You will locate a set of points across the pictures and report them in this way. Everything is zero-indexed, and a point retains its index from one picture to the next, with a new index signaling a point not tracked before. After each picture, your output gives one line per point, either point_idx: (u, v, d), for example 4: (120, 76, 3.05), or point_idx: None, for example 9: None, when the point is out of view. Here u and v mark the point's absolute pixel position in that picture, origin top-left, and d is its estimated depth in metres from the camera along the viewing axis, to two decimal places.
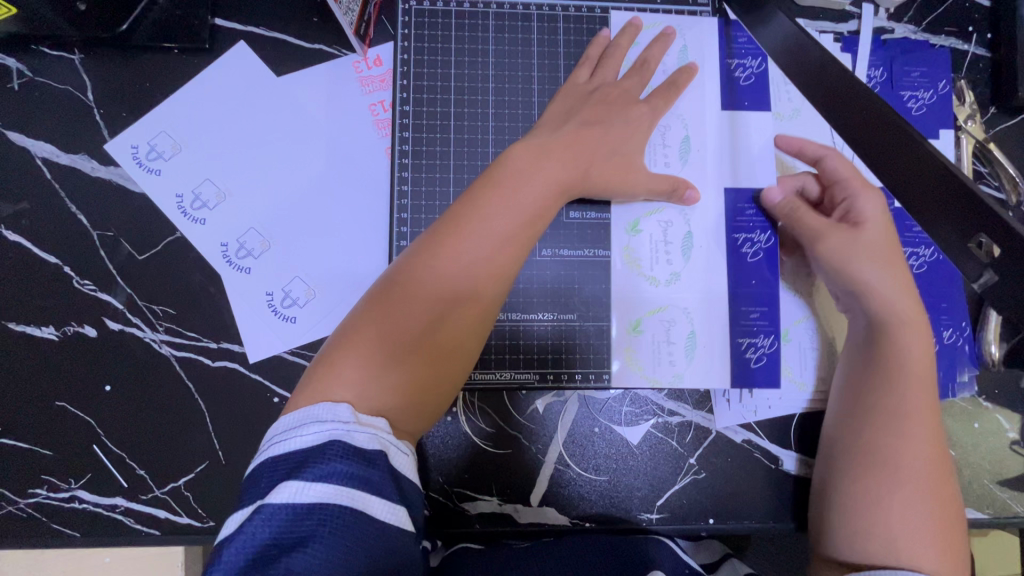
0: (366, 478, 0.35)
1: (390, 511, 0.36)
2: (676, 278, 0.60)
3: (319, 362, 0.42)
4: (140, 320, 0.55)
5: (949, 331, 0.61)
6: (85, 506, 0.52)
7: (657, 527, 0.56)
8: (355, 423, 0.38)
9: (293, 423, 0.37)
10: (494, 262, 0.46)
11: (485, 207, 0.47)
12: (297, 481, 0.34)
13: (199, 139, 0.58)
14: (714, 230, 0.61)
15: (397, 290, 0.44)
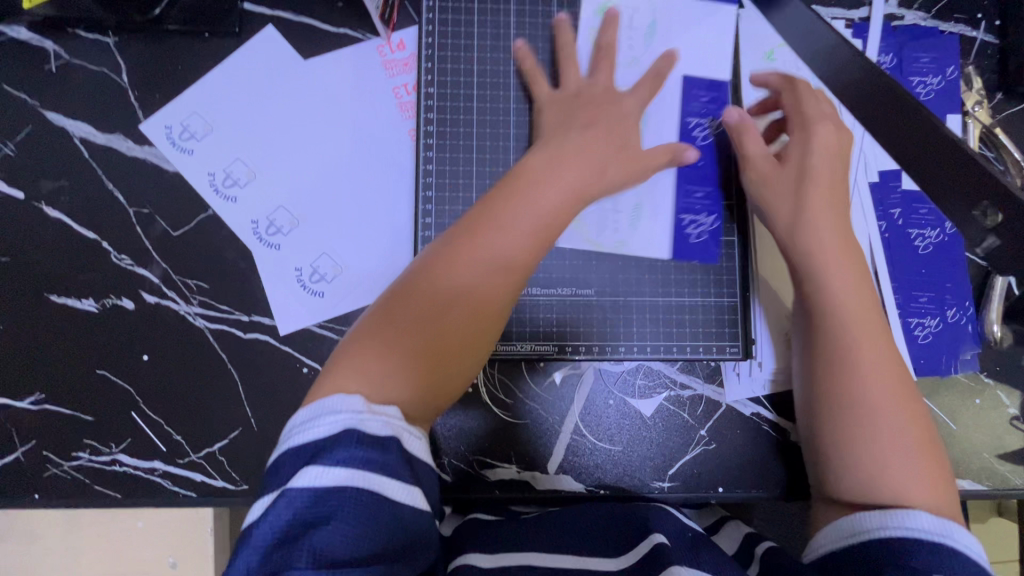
0: (381, 461, 0.38)
1: (404, 492, 0.38)
2: (620, 245, 0.61)
3: (344, 354, 0.45)
4: (175, 293, 0.57)
5: (953, 310, 0.62)
6: (125, 468, 0.55)
7: (668, 495, 0.59)
8: (368, 412, 0.40)
9: (308, 417, 0.40)
10: (512, 264, 0.49)
11: (506, 213, 0.50)
12: (316, 466, 0.37)
13: (229, 120, 0.60)
14: (661, 203, 0.62)
15: (413, 292, 0.47)
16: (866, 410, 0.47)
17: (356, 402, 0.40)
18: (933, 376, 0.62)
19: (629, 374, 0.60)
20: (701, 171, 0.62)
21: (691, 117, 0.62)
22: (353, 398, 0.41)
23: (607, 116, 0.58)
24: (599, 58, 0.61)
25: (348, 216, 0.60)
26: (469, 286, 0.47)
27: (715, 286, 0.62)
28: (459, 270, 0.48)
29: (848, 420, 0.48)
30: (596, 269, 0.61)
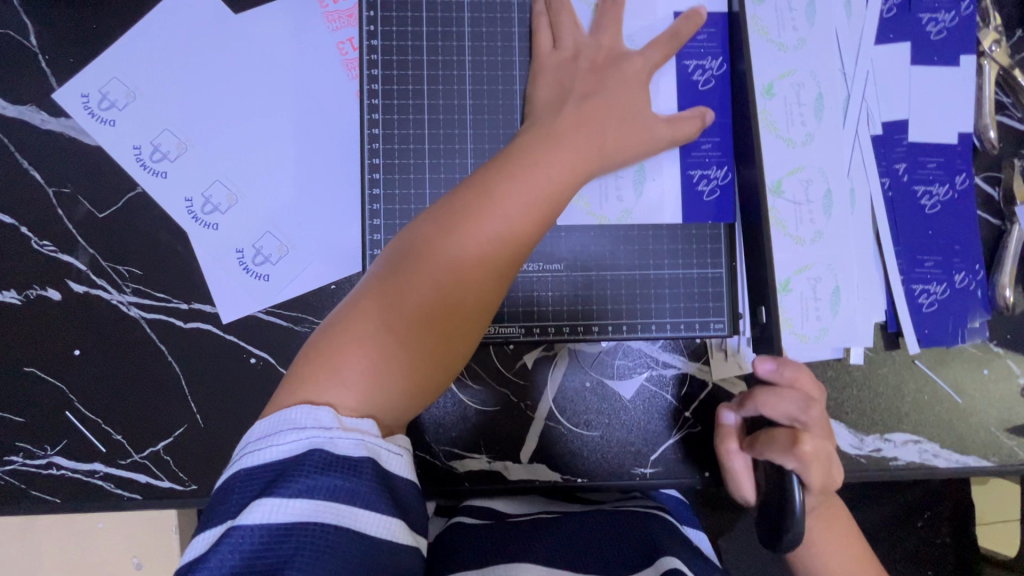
0: (349, 489, 0.36)
1: (378, 522, 0.36)
2: (628, 214, 0.55)
3: (320, 345, 0.41)
4: (106, 281, 0.52)
5: (961, 274, 0.57)
6: (63, 472, 0.51)
7: (651, 481, 0.55)
8: (338, 428, 0.37)
9: (267, 432, 0.37)
10: (502, 243, 0.43)
11: (499, 188, 0.43)
12: (275, 497, 0.35)
13: (154, 86, 0.53)
14: (668, 158, 0.55)
15: (399, 278, 0.41)
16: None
17: (324, 417, 0.37)
18: (936, 347, 0.57)
19: (607, 355, 0.56)
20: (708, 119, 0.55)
21: (689, 60, 0.55)
22: (319, 409, 0.38)
23: (608, 83, 0.50)
24: (604, 17, 0.53)
25: (291, 191, 0.54)
26: (461, 278, 0.42)
27: (698, 256, 0.56)
28: (450, 259, 0.42)
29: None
30: (567, 240, 0.55)
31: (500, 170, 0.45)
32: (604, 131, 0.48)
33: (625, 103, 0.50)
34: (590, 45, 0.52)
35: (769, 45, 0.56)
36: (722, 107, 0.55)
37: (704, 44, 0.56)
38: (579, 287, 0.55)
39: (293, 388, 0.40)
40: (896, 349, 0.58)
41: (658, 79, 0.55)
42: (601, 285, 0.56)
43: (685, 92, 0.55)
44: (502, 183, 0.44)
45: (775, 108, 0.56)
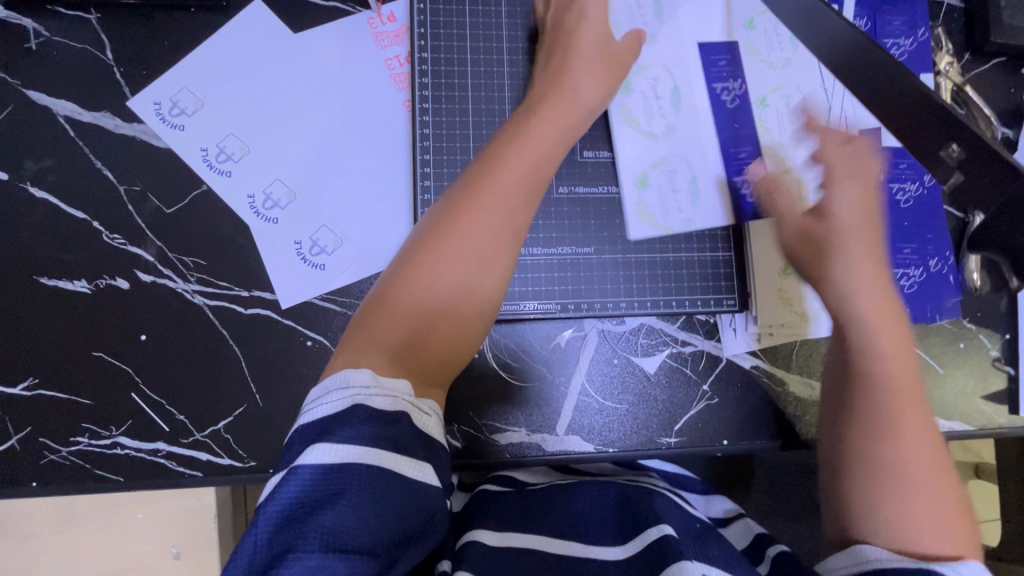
0: (389, 438, 0.40)
1: (414, 467, 0.40)
2: (688, 222, 0.63)
3: (356, 323, 0.47)
4: (171, 271, 0.56)
5: (934, 260, 0.65)
6: (127, 451, 0.54)
7: (676, 449, 0.60)
8: (376, 386, 0.42)
9: (319, 394, 0.42)
10: (489, 243, 0.48)
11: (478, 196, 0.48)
12: (325, 443, 0.39)
13: (220, 95, 0.59)
14: (710, 167, 0.64)
15: (412, 257, 0.47)
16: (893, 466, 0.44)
17: (363, 377, 0.42)
18: (918, 325, 0.65)
19: (632, 334, 0.61)
20: (737, 134, 0.64)
21: (716, 84, 0.65)
22: (359, 371, 0.43)
23: (573, 61, 0.57)
24: None
25: (346, 187, 0.59)
26: (465, 254, 0.47)
27: (710, 242, 0.63)
28: (451, 236, 0.47)
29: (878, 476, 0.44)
30: (594, 228, 0.62)
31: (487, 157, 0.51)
32: (574, 110, 0.55)
33: (597, 73, 0.57)
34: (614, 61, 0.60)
35: (761, 63, 0.65)
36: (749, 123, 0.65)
37: (724, 68, 0.65)
38: (607, 270, 0.62)
39: (343, 354, 0.45)
40: None
41: (695, 103, 0.65)
42: (627, 268, 0.62)
43: (715, 112, 0.64)
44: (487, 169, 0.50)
45: (770, 115, 0.65)
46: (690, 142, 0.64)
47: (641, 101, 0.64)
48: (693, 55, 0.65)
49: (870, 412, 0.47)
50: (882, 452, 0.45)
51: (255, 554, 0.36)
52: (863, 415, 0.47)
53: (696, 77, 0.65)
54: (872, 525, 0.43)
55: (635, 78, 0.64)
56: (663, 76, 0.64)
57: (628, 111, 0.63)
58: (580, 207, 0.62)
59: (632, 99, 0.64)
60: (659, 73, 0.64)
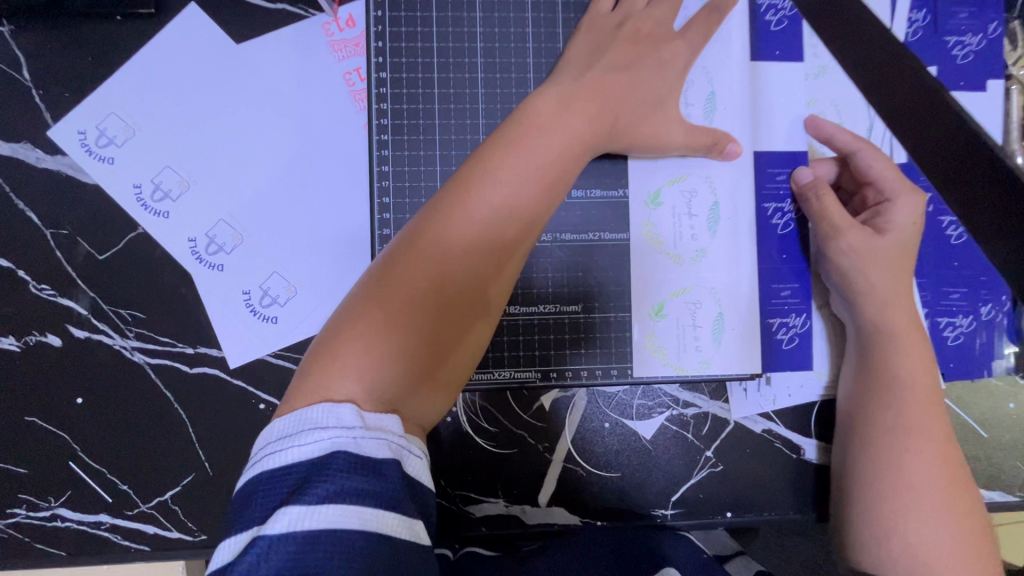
0: (379, 493, 0.32)
1: (404, 527, 0.33)
2: (706, 365, 0.53)
3: (359, 301, 0.40)
4: (107, 326, 0.50)
5: (987, 307, 0.56)
6: (67, 523, 0.50)
7: (673, 523, 0.54)
8: (360, 428, 0.34)
9: (285, 434, 0.34)
10: (528, 191, 0.43)
11: (519, 141, 0.44)
12: (298, 505, 0.31)
13: (154, 120, 0.51)
14: (748, 306, 0.53)
15: (436, 214, 0.42)
16: (908, 488, 0.45)
17: (347, 416, 0.34)
18: (962, 381, 0.56)
19: (625, 395, 0.54)
20: (786, 266, 0.54)
21: (768, 202, 0.54)
22: (341, 407, 0.35)
23: (647, 62, 0.50)
24: None
25: (300, 231, 0.52)
26: (498, 203, 0.42)
27: (720, 290, 0.53)
28: (458, 220, 0.42)
29: (886, 493, 0.46)
30: (584, 280, 0.53)
31: (501, 140, 0.44)
32: (620, 99, 0.48)
33: (653, 89, 0.50)
34: (622, 58, 0.49)
35: (790, 75, 0.54)
36: (801, 252, 0.54)
37: (784, 184, 0.54)
38: (596, 332, 0.53)
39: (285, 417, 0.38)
40: None
41: (738, 226, 0.53)
42: (621, 328, 0.53)
43: (762, 235, 0.54)
44: (503, 151, 0.44)
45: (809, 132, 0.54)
46: (726, 271, 0.53)
47: (669, 219, 0.53)
48: (747, 182, 0.53)
49: (878, 392, 0.49)
50: (886, 439, 0.47)
51: None
52: (874, 434, 0.48)
53: (746, 190, 0.53)
54: (882, 548, 0.45)
55: (665, 190, 0.53)
56: (703, 189, 0.53)
57: (652, 230, 0.53)
58: (566, 259, 0.52)
59: (659, 215, 0.53)
60: (697, 184, 0.53)
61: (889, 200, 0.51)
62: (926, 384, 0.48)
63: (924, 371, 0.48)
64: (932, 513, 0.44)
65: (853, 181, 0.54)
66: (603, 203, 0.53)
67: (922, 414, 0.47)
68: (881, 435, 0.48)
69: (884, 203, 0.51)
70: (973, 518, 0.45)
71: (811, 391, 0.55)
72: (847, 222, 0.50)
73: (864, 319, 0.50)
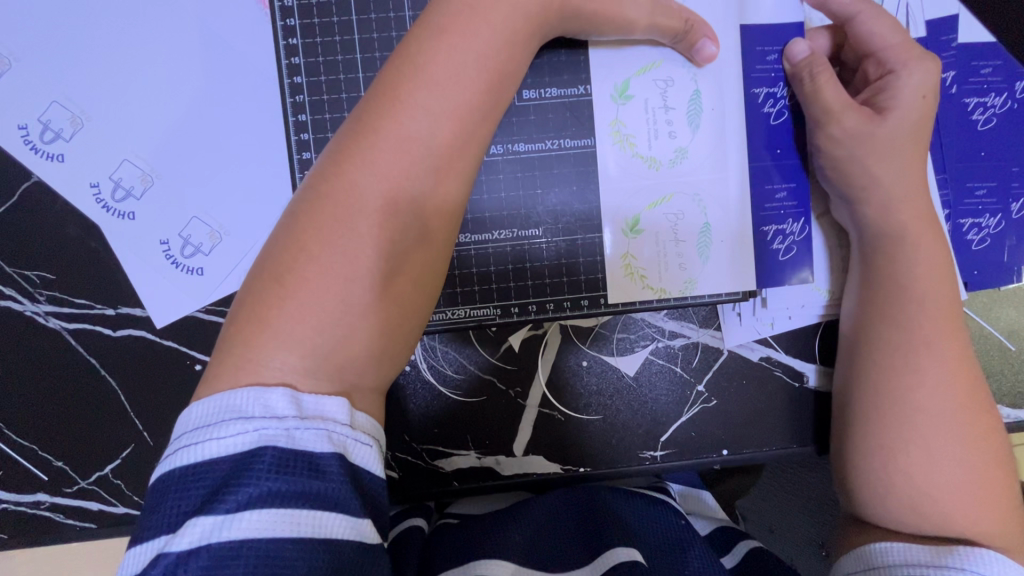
0: (313, 494, 0.28)
1: (348, 529, 0.28)
2: (691, 285, 0.47)
3: (276, 249, 0.34)
4: (15, 290, 0.45)
5: (1018, 202, 0.48)
6: (4, 506, 0.46)
7: (662, 464, 0.49)
8: (296, 418, 0.29)
9: (203, 421, 0.29)
10: (466, 94, 0.36)
11: (450, 32, 0.36)
12: (213, 513, 0.27)
13: (31, 48, 0.44)
14: (736, 213, 0.47)
15: (359, 132, 0.35)
16: (916, 414, 0.39)
17: (278, 403, 0.29)
18: (988, 290, 0.49)
19: (604, 329, 0.48)
20: (779, 164, 0.46)
21: (758, 87, 0.46)
22: (272, 393, 0.30)
23: None
24: None
25: (215, 167, 0.45)
26: (431, 113, 0.35)
27: (705, 196, 0.46)
28: (388, 133, 0.35)
29: (888, 418, 0.40)
30: (545, 200, 0.46)
31: (431, 31, 0.36)
32: None
33: None
34: None
35: None
36: (798, 145, 0.46)
37: (776, 65, 0.45)
38: (562, 257, 0.46)
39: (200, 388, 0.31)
40: None
41: (722, 118, 0.46)
42: (589, 252, 0.46)
43: (752, 129, 0.46)
44: (434, 46, 0.36)
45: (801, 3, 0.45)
46: (710, 171, 0.46)
47: (642, 114, 0.45)
48: (731, 65, 0.45)
49: (884, 305, 0.42)
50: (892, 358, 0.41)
51: None
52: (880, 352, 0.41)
53: (730, 75, 0.45)
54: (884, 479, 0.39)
55: (635, 81, 0.45)
56: (680, 78, 0.45)
57: (621, 130, 0.45)
58: (522, 176, 0.45)
59: (629, 112, 0.45)
60: (673, 72, 0.45)
61: (893, 71, 0.43)
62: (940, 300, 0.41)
63: (941, 281, 0.41)
64: (938, 437, 0.39)
65: (855, 57, 0.45)
66: (560, 104, 0.45)
67: (934, 328, 0.40)
68: (886, 355, 0.41)
69: (888, 76, 0.43)
70: (988, 444, 0.39)
71: (813, 309, 0.48)
72: (844, 103, 0.43)
73: (864, 221, 0.43)
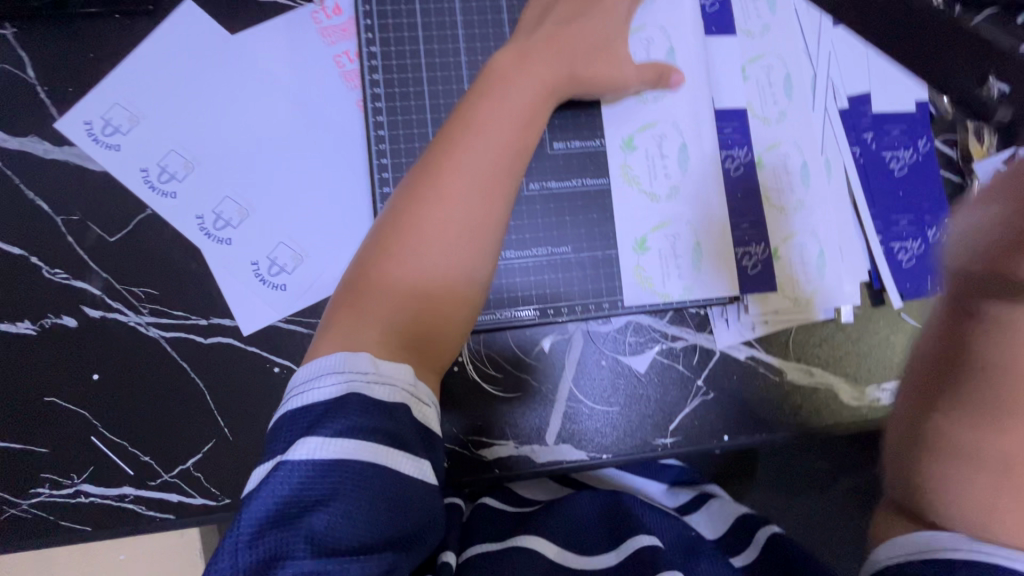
0: (387, 431, 0.37)
1: (410, 462, 0.37)
2: (689, 290, 0.58)
3: (364, 262, 0.45)
4: (121, 304, 0.52)
5: (932, 230, 0.62)
6: (91, 499, 0.51)
7: (671, 450, 0.57)
8: (375, 373, 0.39)
9: (309, 375, 0.39)
10: (504, 142, 0.48)
11: (492, 100, 0.49)
12: (317, 436, 0.36)
13: (155, 109, 0.54)
14: (722, 234, 0.59)
15: (424, 172, 0.47)
16: None
17: (359, 362, 0.39)
18: (919, 300, 0.61)
19: (619, 332, 0.58)
20: (742, 203, 0.59)
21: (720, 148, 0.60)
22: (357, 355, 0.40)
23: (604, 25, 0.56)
24: None
25: (302, 202, 0.55)
26: (477, 155, 0.47)
27: (694, 224, 0.58)
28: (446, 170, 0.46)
29: None
30: (572, 227, 0.58)
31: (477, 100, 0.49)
32: (588, 58, 0.54)
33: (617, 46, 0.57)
34: (566, 15, 0.55)
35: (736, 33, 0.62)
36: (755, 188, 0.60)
37: (730, 135, 0.60)
38: (586, 271, 0.58)
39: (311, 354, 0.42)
40: (882, 304, 0.61)
41: (705, 163, 0.59)
42: (607, 266, 0.58)
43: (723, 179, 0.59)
44: (478, 104, 0.49)
45: (749, 90, 0.61)
46: (695, 204, 0.59)
47: (643, 161, 0.58)
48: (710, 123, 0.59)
49: None
50: None
51: (235, 553, 0.33)
52: None
53: (708, 131, 0.59)
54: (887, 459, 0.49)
55: (637, 135, 0.59)
56: (671, 133, 0.59)
57: (628, 171, 0.58)
58: (553, 205, 0.58)
59: (634, 158, 0.58)
60: (666, 129, 0.59)
61: None
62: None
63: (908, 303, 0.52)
64: None
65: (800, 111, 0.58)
66: (583, 152, 0.58)
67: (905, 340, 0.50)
68: None
69: None
70: None
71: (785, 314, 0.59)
72: None
73: None
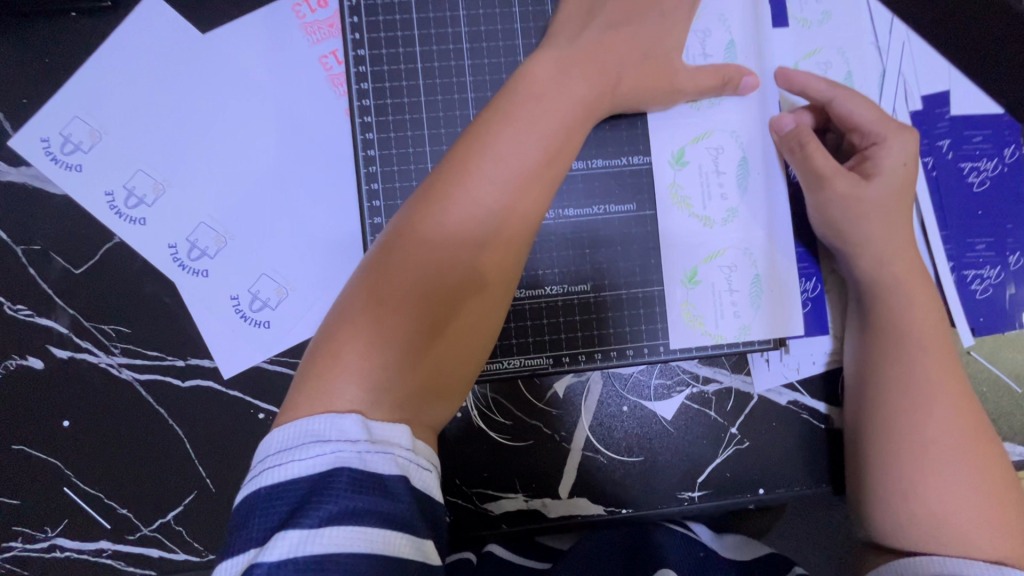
0: (382, 513, 0.30)
1: (411, 546, 0.30)
2: (745, 330, 0.51)
3: (353, 291, 0.37)
4: (91, 344, 0.48)
5: (1015, 255, 0.53)
6: (67, 553, 0.47)
7: (699, 504, 0.51)
8: (366, 441, 0.31)
9: (286, 443, 0.31)
10: (529, 165, 0.41)
11: (518, 112, 0.42)
12: (297, 528, 0.29)
13: (120, 122, 0.48)
14: (785, 266, 0.51)
15: (434, 190, 0.39)
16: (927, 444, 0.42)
17: (350, 427, 0.31)
18: (993, 336, 0.53)
19: (642, 374, 0.51)
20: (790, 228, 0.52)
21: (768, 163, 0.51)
22: (346, 418, 0.32)
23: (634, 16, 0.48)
24: None
25: (287, 228, 0.49)
26: (497, 177, 0.40)
27: (740, 254, 0.51)
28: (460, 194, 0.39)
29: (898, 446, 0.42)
30: (591, 257, 0.51)
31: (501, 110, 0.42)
32: (615, 62, 0.46)
33: (649, 45, 0.48)
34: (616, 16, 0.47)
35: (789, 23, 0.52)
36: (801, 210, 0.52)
37: None
38: (607, 309, 0.51)
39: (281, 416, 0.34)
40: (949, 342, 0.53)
41: (767, 180, 0.51)
42: (633, 303, 0.51)
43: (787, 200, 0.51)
44: (502, 123, 0.41)
45: None
46: (754, 228, 0.51)
47: (696, 178, 0.51)
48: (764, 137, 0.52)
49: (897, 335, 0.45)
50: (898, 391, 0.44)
51: None
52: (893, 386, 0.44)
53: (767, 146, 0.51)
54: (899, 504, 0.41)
55: (690, 148, 0.51)
56: (729, 146, 0.51)
57: (679, 192, 0.51)
58: (571, 235, 0.51)
59: (685, 176, 0.51)
60: (723, 141, 0.51)
61: (877, 144, 0.48)
62: (937, 337, 0.44)
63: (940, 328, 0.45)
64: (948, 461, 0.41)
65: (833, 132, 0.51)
66: (606, 173, 0.51)
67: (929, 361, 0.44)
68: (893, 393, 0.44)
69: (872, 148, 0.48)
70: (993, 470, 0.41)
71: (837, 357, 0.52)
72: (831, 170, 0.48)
73: (863, 276, 0.47)
